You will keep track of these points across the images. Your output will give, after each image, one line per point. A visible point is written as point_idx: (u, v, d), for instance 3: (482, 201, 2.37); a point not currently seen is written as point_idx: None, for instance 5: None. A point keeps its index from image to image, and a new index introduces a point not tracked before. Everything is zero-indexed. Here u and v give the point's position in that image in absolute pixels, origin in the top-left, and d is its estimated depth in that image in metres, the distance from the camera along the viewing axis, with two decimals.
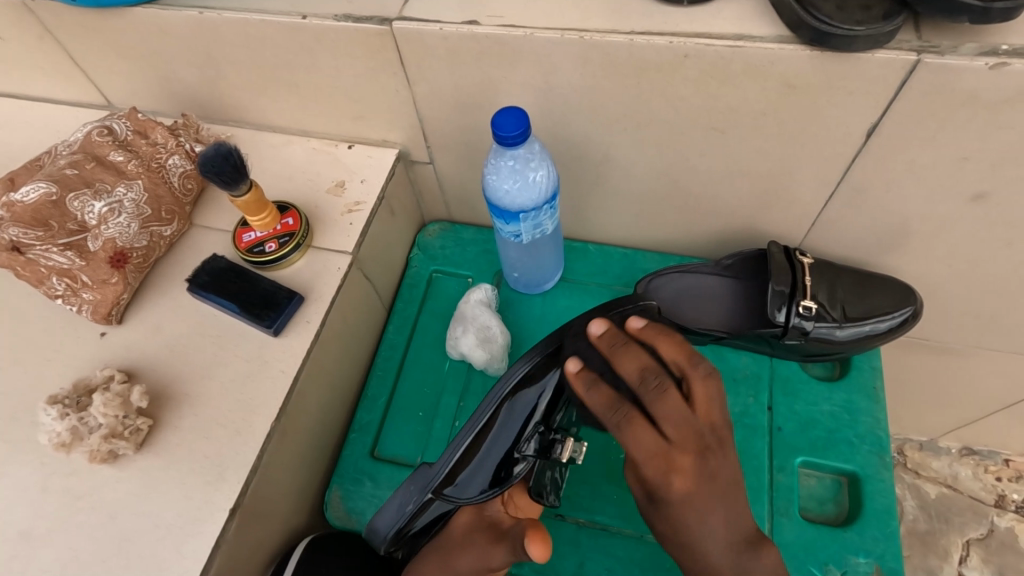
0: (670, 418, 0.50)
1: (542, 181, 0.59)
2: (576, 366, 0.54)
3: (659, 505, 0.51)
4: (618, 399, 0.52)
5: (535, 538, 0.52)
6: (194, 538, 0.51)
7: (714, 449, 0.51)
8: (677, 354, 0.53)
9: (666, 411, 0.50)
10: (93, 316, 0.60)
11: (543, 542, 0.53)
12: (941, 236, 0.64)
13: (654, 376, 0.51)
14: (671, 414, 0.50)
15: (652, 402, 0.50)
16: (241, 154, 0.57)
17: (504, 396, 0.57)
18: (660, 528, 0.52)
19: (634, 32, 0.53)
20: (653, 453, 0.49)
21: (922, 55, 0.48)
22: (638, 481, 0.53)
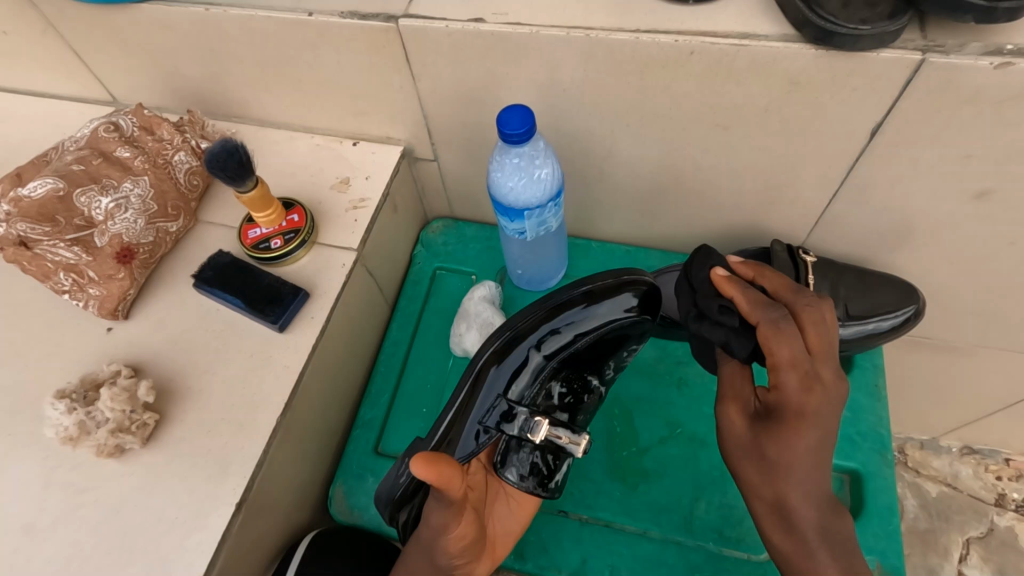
0: (818, 325, 0.50)
1: (547, 179, 0.60)
2: (720, 277, 0.55)
3: (776, 429, 0.47)
4: (800, 360, 0.48)
5: (420, 455, 0.44)
6: (200, 531, 0.52)
7: (824, 380, 0.47)
8: (750, 303, 0.52)
9: (777, 342, 0.48)
10: (100, 311, 0.60)
11: (433, 462, 0.44)
12: (944, 235, 0.65)
13: (774, 308, 0.50)
14: (795, 338, 0.48)
15: (796, 313, 0.51)
16: (248, 150, 0.57)
17: (481, 365, 0.58)
18: (761, 514, 0.49)
19: (639, 29, 0.53)
20: (796, 364, 0.47)
21: (927, 54, 0.48)
22: (742, 412, 0.52)
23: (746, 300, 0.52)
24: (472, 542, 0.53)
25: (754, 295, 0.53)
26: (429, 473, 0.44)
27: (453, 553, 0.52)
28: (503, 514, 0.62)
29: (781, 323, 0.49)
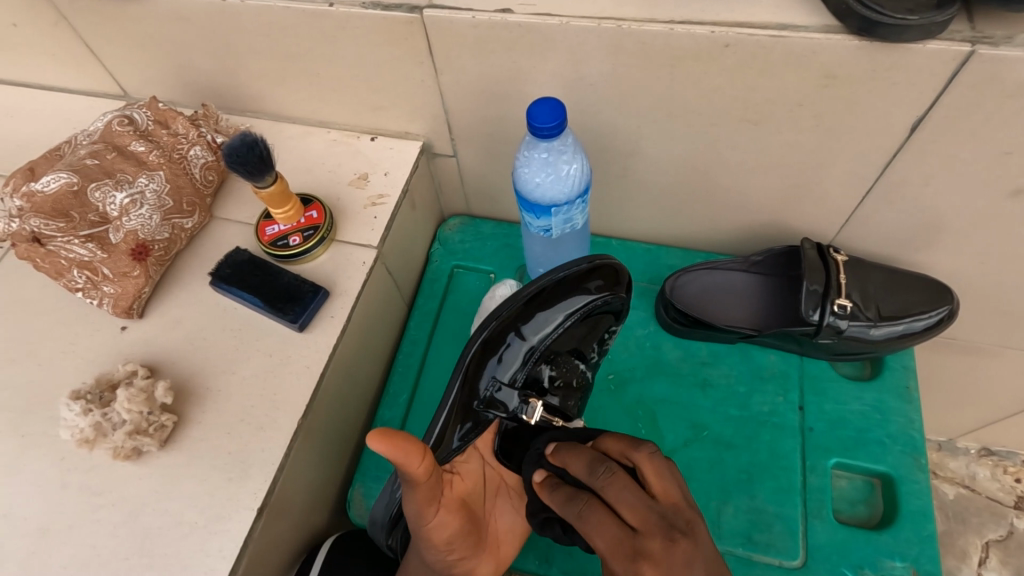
0: (625, 500, 0.42)
1: (575, 175, 0.58)
2: (541, 477, 0.52)
3: None
4: (574, 494, 0.47)
5: (378, 431, 0.39)
6: (219, 537, 0.50)
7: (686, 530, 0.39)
8: (620, 445, 0.48)
9: (595, 531, 0.42)
10: (115, 309, 0.59)
11: (391, 439, 0.39)
12: (979, 234, 0.63)
13: (601, 465, 0.45)
14: (608, 524, 0.41)
15: (603, 488, 0.44)
16: (267, 144, 0.56)
17: (470, 354, 0.57)
18: None
19: (673, 21, 0.51)
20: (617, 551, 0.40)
21: (976, 45, 0.46)
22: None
23: (556, 502, 0.48)
24: (461, 533, 0.52)
25: (558, 493, 0.48)
26: (391, 452, 0.39)
27: (440, 542, 0.50)
28: (507, 513, 0.61)
29: (610, 478, 0.44)
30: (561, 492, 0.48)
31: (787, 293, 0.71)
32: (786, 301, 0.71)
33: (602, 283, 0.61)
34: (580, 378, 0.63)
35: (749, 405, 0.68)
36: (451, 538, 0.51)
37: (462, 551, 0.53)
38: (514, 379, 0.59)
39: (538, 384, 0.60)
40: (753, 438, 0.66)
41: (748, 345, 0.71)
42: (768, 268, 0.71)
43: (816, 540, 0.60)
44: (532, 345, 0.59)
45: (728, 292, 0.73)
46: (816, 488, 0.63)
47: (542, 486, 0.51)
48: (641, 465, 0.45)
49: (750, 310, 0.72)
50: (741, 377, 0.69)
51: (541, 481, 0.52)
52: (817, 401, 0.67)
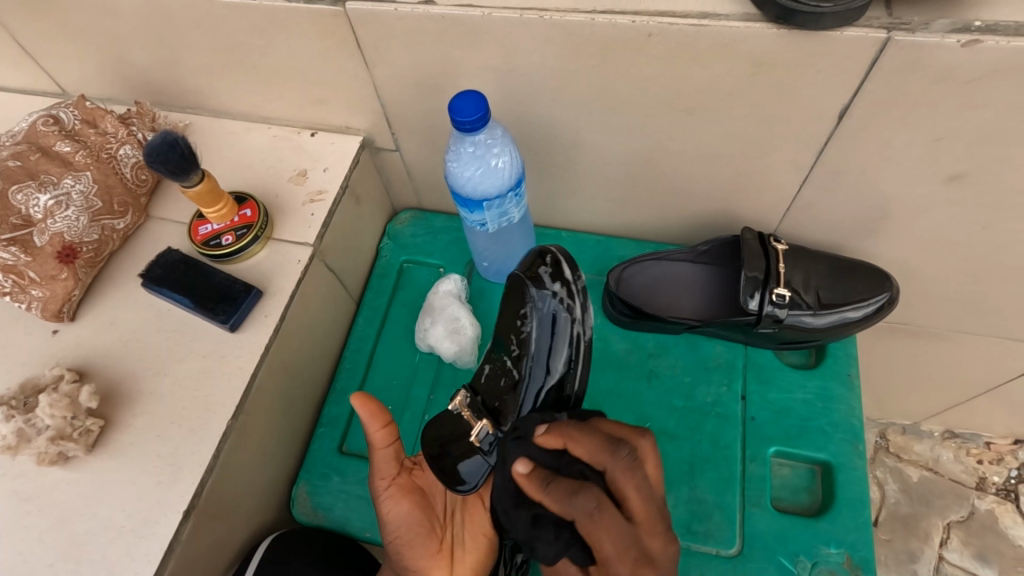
0: (637, 491, 0.43)
1: (504, 168, 0.57)
2: (524, 467, 0.45)
3: None
4: (580, 487, 0.43)
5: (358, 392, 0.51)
6: (146, 541, 0.50)
7: (651, 551, 0.42)
8: (595, 451, 0.46)
9: (600, 536, 0.41)
10: (43, 313, 0.58)
11: (370, 400, 0.51)
12: (917, 220, 0.63)
13: (585, 498, 0.42)
14: (615, 523, 0.41)
15: (595, 518, 0.41)
16: (189, 142, 0.55)
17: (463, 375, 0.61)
18: None
19: (595, 10, 0.50)
20: (625, 554, 0.41)
21: (893, 32, 0.46)
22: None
23: (553, 497, 0.43)
24: (416, 515, 0.56)
25: (560, 488, 0.43)
26: (368, 410, 0.51)
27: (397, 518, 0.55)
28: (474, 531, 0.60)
29: (602, 512, 0.41)
30: (565, 486, 0.43)
31: (733, 283, 0.72)
32: (732, 291, 0.72)
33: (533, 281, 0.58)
34: (505, 376, 0.57)
35: (694, 396, 0.68)
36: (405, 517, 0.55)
37: (409, 540, 0.55)
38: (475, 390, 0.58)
39: (479, 382, 0.59)
40: (697, 428, 0.66)
41: (694, 336, 0.71)
42: (714, 257, 0.71)
43: (755, 528, 0.61)
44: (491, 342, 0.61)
45: (675, 282, 0.73)
46: (756, 477, 0.63)
47: (531, 479, 0.44)
48: (619, 479, 0.43)
49: (697, 300, 0.72)
50: (688, 367, 0.69)
51: (526, 471, 0.45)
52: (761, 390, 0.67)
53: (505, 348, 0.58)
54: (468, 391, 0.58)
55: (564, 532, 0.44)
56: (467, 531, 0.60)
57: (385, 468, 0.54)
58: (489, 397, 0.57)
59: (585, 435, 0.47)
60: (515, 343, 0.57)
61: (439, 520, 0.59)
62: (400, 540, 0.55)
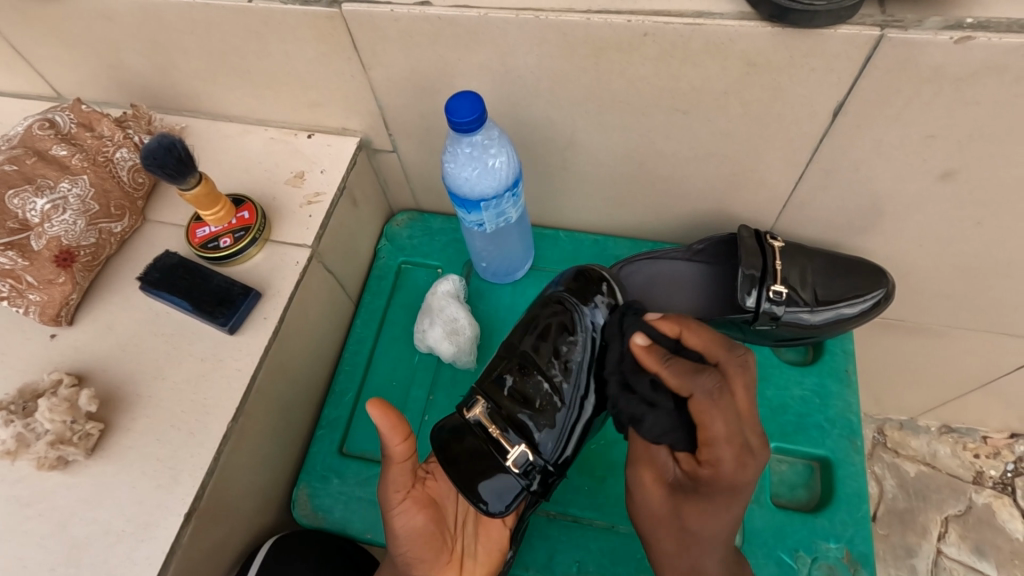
0: (675, 366, 0.48)
1: (502, 168, 0.58)
2: (643, 341, 0.51)
3: (698, 497, 0.48)
4: (695, 369, 0.47)
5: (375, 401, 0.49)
6: (147, 544, 0.50)
7: (752, 445, 0.46)
8: (705, 344, 0.51)
9: (713, 415, 0.45)
10: (41, 317, 0.58)
11: (388, 411, 0.50)
12: (912, 217, 0.63)
13: (706, 377, 0.46)
14: (724, 411, 0.45)
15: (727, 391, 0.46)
16: (186, 145, 0.55)
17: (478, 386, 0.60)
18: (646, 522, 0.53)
19: (590, 10, 0.51)
20: (732, 438, 0.45)
21: (885, 30, 0.46)
22: (656, 478, 0.52)
23: (666, 371, 0.48)
24: (427, 528, 0.55)
25: (677, 368, 0.48)
26: (386, 420, 0.49)
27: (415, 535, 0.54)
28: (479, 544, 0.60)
29: (717, 395, 0.45)
30: (684, 366, 0.48)
31: (730, 281, 0.72)
32: (728, 289, 0.72)
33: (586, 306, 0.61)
34: (541, 399, 0.58)
35: None
36: (421, 534, 0.54)
37: (421, 555, 0.54)
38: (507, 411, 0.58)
39: (499, 396, 0.58)
40: None
41: None
42: (710, 256, 0.72)
43: (754, 524, 0.61)
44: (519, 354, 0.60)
45: (672, 281, 0.73)
46: (755, 473, 0.63)
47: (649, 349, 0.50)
48: (729, 371, 0.48)
49: (694, 298, 0.73)
50: None
51: (645, 344, 0.51)
52: (759, 386, 0.68)
53: (541, 369, 0.59)
54: (489, 402, 0.58)
55: (659, 406, 0.50)
56: (477, 542, 0.60)
57: (400, 480, 0.53)
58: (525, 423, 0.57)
59: (696, 328, 0.52)
60: (558, 367, 0.59)
61: (448, 530, 0.59)
62: (411, 554, 0.54)
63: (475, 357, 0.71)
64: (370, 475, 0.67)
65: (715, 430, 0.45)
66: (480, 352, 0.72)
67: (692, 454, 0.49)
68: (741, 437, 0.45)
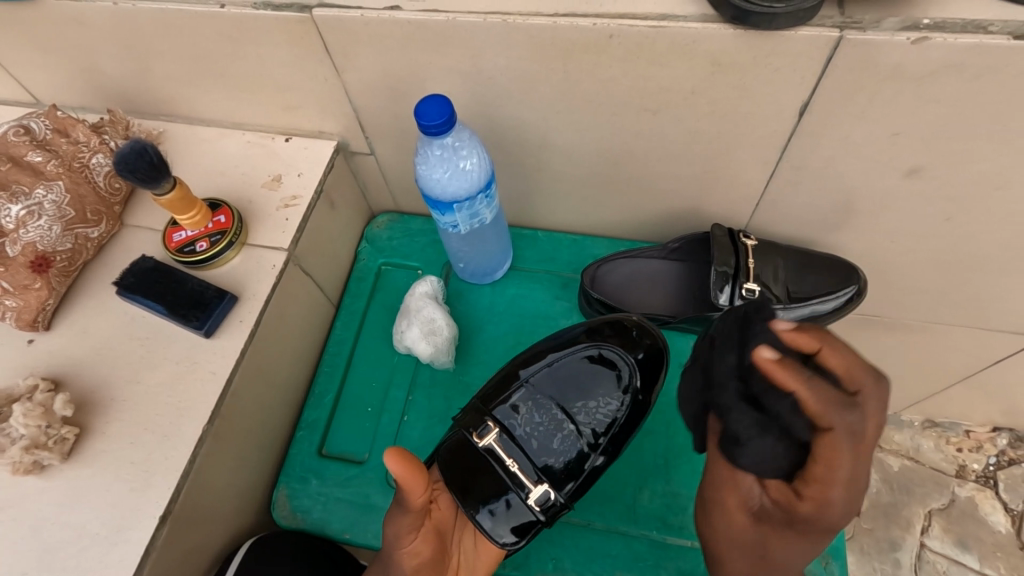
0: (803, 376, 0.45)
1: (473, 170, 0.58)
2: (773, 355, 0.45)
3: (793, 524, 0.49)
4: (832, 398, 0.44)
5: (391, 451, 0.48)
6: (121, 547, 0.50)
7: (857, 490, 0.47)
8: (842, 371, 0.47)
9: (844, 460, 0.44)
10: (17, 323, 0.58)
11: (406, 459, 0.49)
12: (883, 214, 0.64)
13: (849, 410, 0.44)
14: (846, 462, 0.44)
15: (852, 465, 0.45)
16: (159, 150, 0.55)
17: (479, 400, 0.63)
18: (722, 544, 0.54)
19: (556, 13, 0.51)
20: (849, 481, 0.45)
21: (844, 31, 0.47)
22: (740, 504, 0.52)
23: (804, 386, 0.44)
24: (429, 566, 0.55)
25: (817, 388, 0.44)
26: (404, 470, 0.48)
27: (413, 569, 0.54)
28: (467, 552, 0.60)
29: (857, 448, 0.44)
30: (825, 396, 0.44)
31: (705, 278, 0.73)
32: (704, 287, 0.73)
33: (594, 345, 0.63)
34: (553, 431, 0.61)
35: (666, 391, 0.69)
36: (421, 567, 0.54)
37: None
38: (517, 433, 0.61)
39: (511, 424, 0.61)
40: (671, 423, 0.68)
41: (668, 331, 0.72)
42: (685, 254, 0.73)
43: None
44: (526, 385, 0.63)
45: (648, 280, 0.74)
46: None
47: (783, 367, 0.45)
48: (865, 396, 0.46)
49: (669, 296, 0.73)
50: None
51: (777, 360, 0.45)
52: None
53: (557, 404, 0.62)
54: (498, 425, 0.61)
55: (771, 425, 0.49)
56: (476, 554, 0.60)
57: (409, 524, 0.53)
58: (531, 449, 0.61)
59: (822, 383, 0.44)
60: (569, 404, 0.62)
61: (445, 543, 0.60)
62: None
63: (454, 358, 0.72)
64: (349, 476, 0.67)
65: (841, 476, 0.44)
66: (459, 352, 0.73)
67: (787, 486, 0.49)
68: (856, 455, 0.45)
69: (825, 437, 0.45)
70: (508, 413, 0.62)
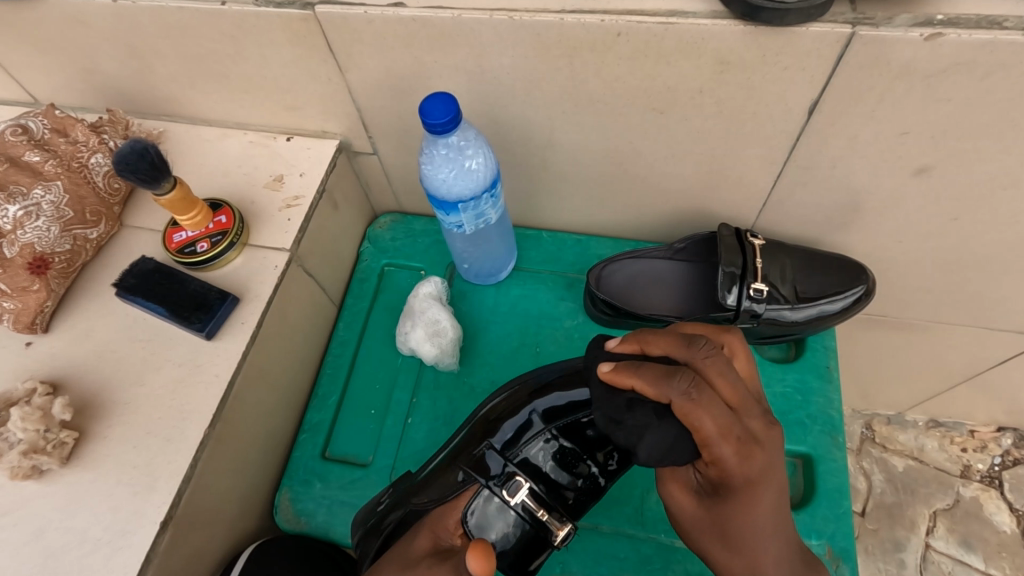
0: (723, 376, 0.44)
1: (479, 169, 0.57)
2: (608, 365, 0.47)
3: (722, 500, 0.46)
4: (673, 371, 0.44)
5: (478, 555, 0.48)
6: (122, 554, 0.50)
7: (755, 432, 0.44)
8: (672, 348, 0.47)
9: (700, 414, 0.41)
10: (16, 326, 0.57)
11: (486, 554, 0.49)
12: (891, 213, 0.63)
13: (678, 377, 0.43)
14: (713, 404, 0.42)
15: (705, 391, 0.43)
16: (159, 150, 0.54)
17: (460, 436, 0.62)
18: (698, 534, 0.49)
19: (563, 10, 0.50)
20: (725, 431, 0.42)
21: (857, 27, 0.46)
22: (683, 486, 0.50)
23: (645, 378, 0.44)
24: None
25: (652, 369, 0.45)
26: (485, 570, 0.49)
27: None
28: None
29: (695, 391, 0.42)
30: (655, 371, 0.44)
31: (711, 279, 0.72)
32: (710, 287, 0.72)
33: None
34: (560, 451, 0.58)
35: None
36: None
37: None
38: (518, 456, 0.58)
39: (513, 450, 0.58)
40: None
41: None
42: (691, 254, 0.72)
43: None
44: (534, 411, 0.59)
45: (654, 280, 0.73)
46: None
47: (618, 370, 0.46)
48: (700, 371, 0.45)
49: (675, 297, 0.73)
50: None
51: (612, 367, 0.47)
52: None
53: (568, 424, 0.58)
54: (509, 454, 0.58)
55: (668, 419, 0.43)
56: None
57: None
58: (536, 471, 0.58)
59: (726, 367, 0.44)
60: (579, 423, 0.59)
61: None
62: None
63: (458, 359, 0.71)
64: (352, 479, 0.66)
65: (709, 428, 0.42)
66: (464, 353, 0.72)
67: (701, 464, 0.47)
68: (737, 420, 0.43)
69: (765, 432, 0.44)
70: (512, 445, 0.58)
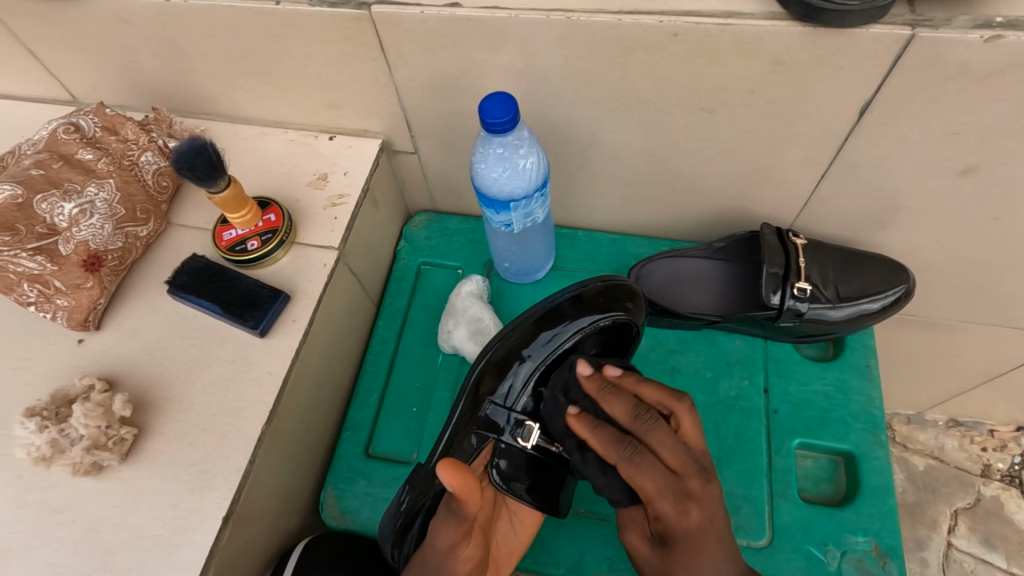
0: (665, 445, 0.48)
1: (532, 169, 0.58)
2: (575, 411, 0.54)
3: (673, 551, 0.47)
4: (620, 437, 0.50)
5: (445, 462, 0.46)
6: (184, 549, 0.50)
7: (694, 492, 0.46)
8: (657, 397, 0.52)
9: (634, 472, 0.47)
10: (69, 322, 0.58)
11: (456, 469, 0.47)
12: (931, 213, 0.64)
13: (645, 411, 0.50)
14: (654, 465, 0.47)
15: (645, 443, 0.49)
16: (216, 149, 0.55)
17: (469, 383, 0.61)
18: None
19: (621, 11, 0.51)
20: (663, 490, 0.46)
21: (915, 28, 0.47)
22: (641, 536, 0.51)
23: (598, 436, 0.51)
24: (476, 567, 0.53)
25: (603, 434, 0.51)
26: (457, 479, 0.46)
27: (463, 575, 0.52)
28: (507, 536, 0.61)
29: (652, 425, 0.49)
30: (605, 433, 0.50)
31: (750, 278, 0.73)
32: (749, 286, 0.73)
33: (581, 314, 0.61)
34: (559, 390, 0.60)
35: (716, 390, 0.68)
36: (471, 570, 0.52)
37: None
38: (521, 405, 0.60)
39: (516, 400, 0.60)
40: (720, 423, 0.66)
41: (712, 332, 0.72)
42: (731, 253, 0.72)
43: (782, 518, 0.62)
44: (531, 362, 0.60)
45: (693, 280, 0.74)
46: (781, 469, 0.64)
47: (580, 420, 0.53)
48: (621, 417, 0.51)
49: (714, 296, 0.73)
50: (708, 362, 0.70)
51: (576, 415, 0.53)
52: (782, 383, 0.68)
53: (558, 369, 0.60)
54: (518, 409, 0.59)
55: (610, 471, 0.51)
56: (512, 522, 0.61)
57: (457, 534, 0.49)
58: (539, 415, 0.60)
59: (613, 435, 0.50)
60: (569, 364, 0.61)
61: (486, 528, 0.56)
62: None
63: None
64: (396, 477, 0.67)
65: (649, 487, 0.47)
66: None
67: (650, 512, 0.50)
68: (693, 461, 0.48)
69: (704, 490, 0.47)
70: (511, 397, 0.60)
